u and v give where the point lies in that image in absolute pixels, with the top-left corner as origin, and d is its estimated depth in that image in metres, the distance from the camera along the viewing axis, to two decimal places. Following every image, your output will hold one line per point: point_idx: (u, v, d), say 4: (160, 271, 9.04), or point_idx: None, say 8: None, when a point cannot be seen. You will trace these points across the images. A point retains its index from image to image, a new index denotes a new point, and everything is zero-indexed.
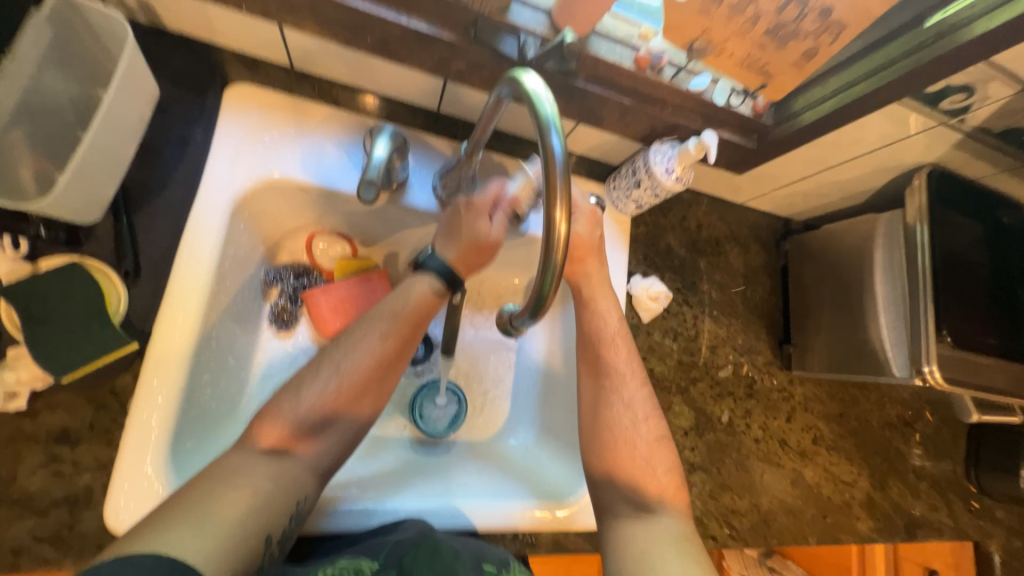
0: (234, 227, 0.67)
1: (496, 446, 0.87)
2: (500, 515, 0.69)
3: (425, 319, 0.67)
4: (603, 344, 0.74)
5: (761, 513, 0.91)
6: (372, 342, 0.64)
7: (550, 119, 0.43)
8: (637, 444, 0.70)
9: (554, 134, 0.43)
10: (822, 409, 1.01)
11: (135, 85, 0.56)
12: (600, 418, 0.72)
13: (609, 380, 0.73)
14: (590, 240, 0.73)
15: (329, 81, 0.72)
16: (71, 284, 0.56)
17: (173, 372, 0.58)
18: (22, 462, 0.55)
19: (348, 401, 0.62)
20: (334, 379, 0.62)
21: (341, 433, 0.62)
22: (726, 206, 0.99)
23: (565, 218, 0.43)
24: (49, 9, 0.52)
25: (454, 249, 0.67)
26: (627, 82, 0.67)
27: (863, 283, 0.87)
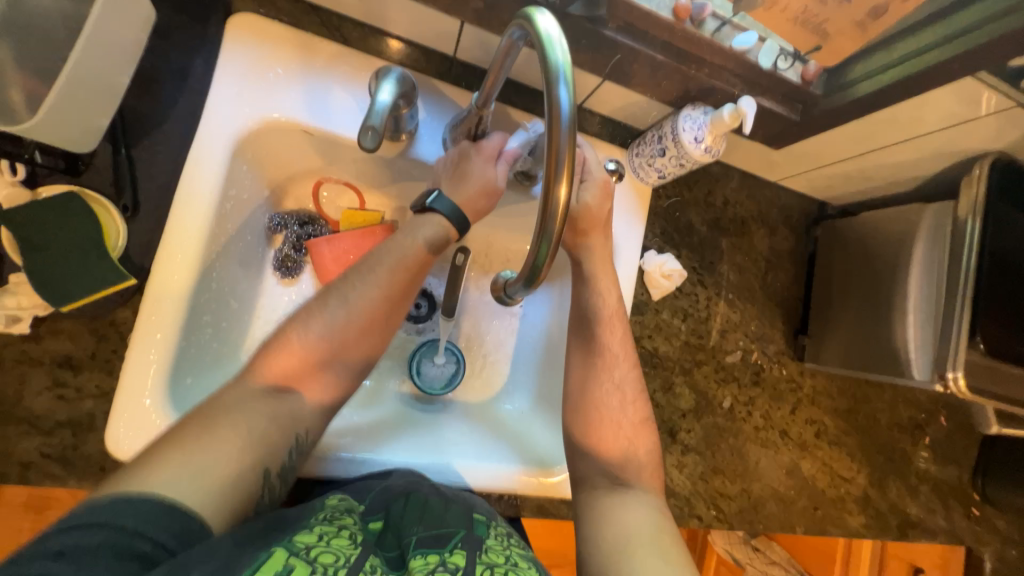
0: (237, 168, 0.65)
1: (491, 408, 0.86)
2: (487, 476, 0.70)
3: (428, 262, 0.65)
4: (601, 324, 0.71)
5: (751, 498, 0.91)
6: (378, 275, 0.63)
7: (560, 68, 0.39)
8: (620, 426, 0.69)
9: (562, 85, 0.39)
10: (831, 404, 0.98)
11: (128, 5, 0.53)
12: (593, 392, 0.70)
13: (603, 357, 0.71)
14: (598, 213, 0.69)
15: (338, 15, 0.67)
16: (70, 213, 0.55)
17: (171, 310, 0.59)
18: (28, 383, 0.57)
19: (348, 346, 0.62)
20: (341, 310, 0.62)
21: (329, 385, 0.62)
22: (758, 183, 0.92)
23: (566, 182, 0.40)
24: None
25: (462, 193, 0.65)
26: (663, 34, 0.61)
27: (899, 277, 0.81)
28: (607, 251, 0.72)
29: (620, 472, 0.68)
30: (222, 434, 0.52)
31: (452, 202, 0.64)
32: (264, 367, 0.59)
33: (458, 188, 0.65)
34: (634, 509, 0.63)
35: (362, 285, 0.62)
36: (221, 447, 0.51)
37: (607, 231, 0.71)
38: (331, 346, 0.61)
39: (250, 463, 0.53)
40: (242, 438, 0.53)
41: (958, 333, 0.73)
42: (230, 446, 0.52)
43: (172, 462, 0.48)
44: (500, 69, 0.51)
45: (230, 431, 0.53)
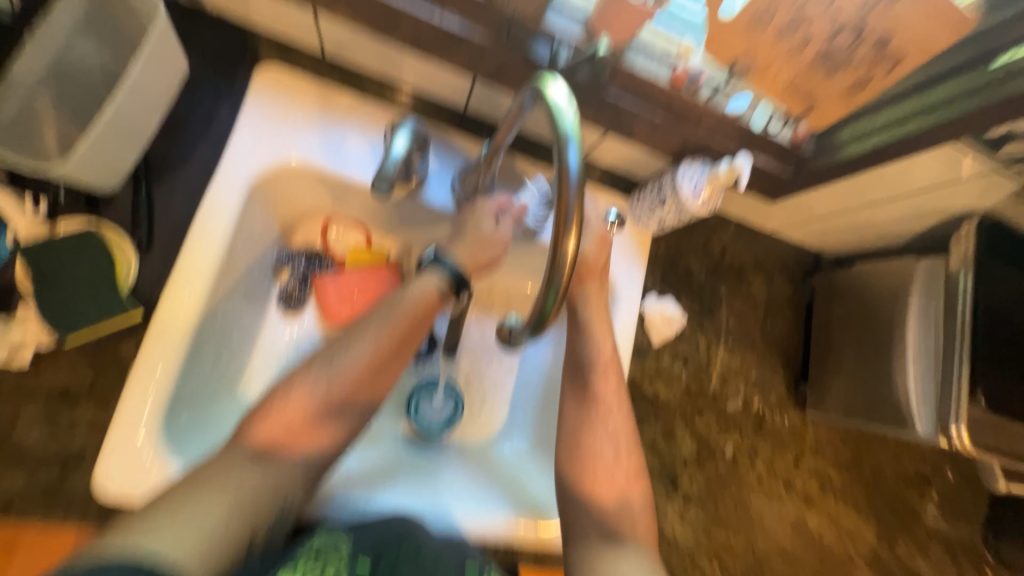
0: (251, 208, 0.67)
1: (488, 452, 0.85)
2: (481, 523, 0.69)
3: (428, 318, 0.65)
4: (597, 370, 0.71)
5: (755, 555, 0.87)
6: (374, 339, 0.63)
7: (569, 133, 0.42)
8: (615, 477, 0.68)
9: (571, 148, 0.42)
10: (835, 455, 0.96)
11: (165, 61, 0.56)
12: (585, 440, 0.69)
13: (598, 406, 0.70)
14: (594, 262, 0.72)
15: (357, 71, 0.71)
16: (83, 249, 0.57)
17: (173, 351, 0.59)
18: (22, 415, 0.56)
19: (340, 405, 0.61)
20: (332, 374, 0.61)
21: (321, 432, 0.60)
22: (754, 233, 0.94)
23: (573, 239, 0.42)
24: None
25: (460, 249, 0.67)
26: (661, 98, 0.65)
27: (899, 330, 0.82)
28: (601, 298, 0.73)
29: (614, 528, 0.66)
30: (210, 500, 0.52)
31: (455, 262, 0.66)
32: (260, 423, 0.59)
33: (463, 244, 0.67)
34: (629, 568, 0.61)
35: (363, 337, 0.63)
36: (210, 508, 0.52)
37: (601, 278, 0.73)
38: (325, 401, 0.60)
39: (239, 522, 0.53)
40: (231, 497, 0.53)
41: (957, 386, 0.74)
42: (218, 506, 0.52)
43: (157, 524, 0.49)
44: (511, 125, 0.54)
45: (219, 493, 0.53)
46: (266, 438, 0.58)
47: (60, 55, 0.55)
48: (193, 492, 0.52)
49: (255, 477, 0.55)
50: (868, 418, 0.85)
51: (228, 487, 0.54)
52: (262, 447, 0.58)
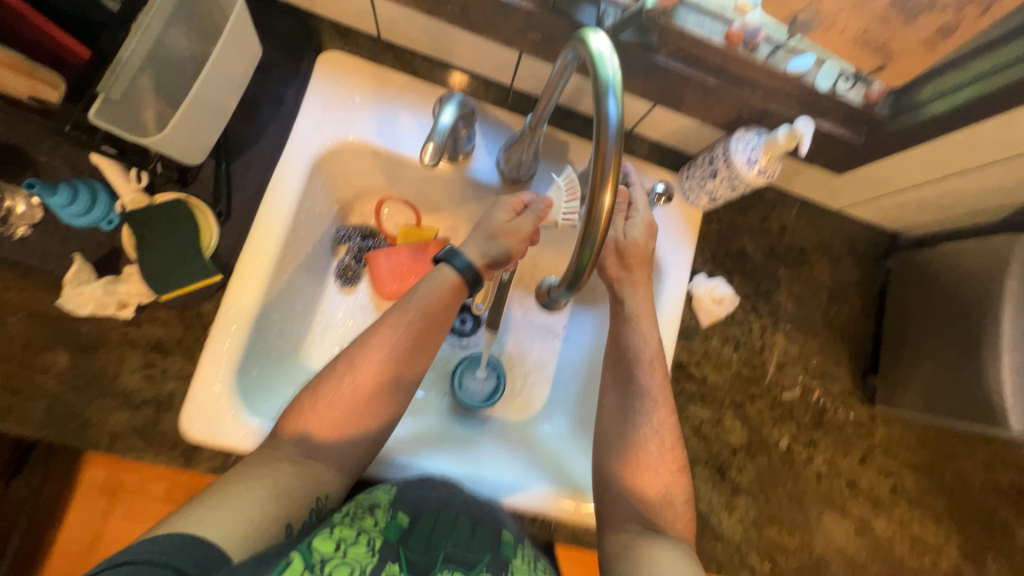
0: (314, 184, 0.72)
1: (529, 428, 0.86)
2: (523, 498, 0.70)
3: (443, 310, 0.66)
4: (642, 366, 0.70)
5: (811, 557, 0.82)
6: (394, 335, 0.65)
7: (611, 82, 0.41)
8: (659, 471, 0.67)
9: (611, 98, 0.41)
10: (912, 456, 0.87)
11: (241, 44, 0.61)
12: (624, 431, 0.68)
13: (639, 401, 0.69)
14: (642, 249, 0.71)
15: (412, 53, 0.75)
16: (175, 219, 0.62)
17: (243, 314, 0.65)
18: (125, 362, 0.63)
19: (365, 398, 0.63)
20: (347, 373, 0.63)
21: (366, 417, 0.63)
22: (816, 212, 0.89)
23: (611, 192, 0.41)
24: None
25: (478, 249, 0.67)
26: (714, 60, 0.62)
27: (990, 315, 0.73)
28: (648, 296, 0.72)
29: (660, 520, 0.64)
30: (257, 480, 0.54)
31: (469, 258, 0.66)
32: (295, 418, 0.61)
33: (473, 245, 0.67)
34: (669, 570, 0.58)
35: (379, 340, 0.64)
36: (249, 496, 0.53)
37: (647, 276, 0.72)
38: (345, 406, 0.62)
39: (280, 512, 0.54)
40: (270, 484, 0.55)
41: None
42: (258, 493, 0.53)
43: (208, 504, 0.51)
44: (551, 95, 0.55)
45: (263, 476, 0.55)
46: (300, 431, 0.60)
47: (155, 45, 0.59)
48: (232, 488, 0.53)
49: (295, 468, 0.57)
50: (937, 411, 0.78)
51: (273, 471, 0.56)
52: (302, 439, 0.60)
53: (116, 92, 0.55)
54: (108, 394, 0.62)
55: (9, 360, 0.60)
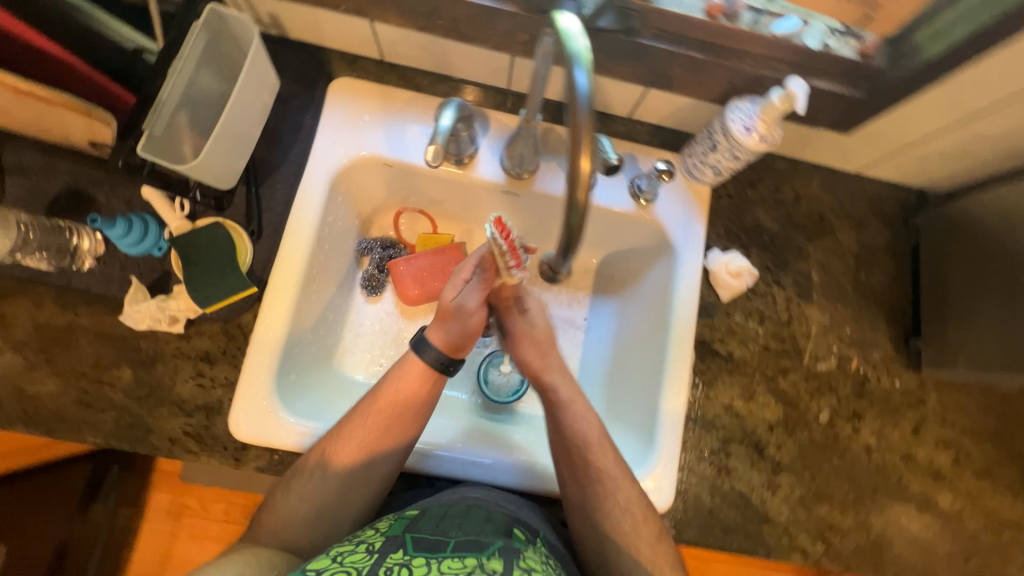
0: (334, 198, 0.78)
1: None
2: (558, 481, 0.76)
3: (407, 399, 0.69)
4: (593, 448, 0.71)
5: (870, 537, 0.77)
6: (364, 426, 0.67)
7: (577, 54, 0.44)
8: (637, 543, 0.69)
9: (578, 68, 0.44)
10: (969, 423, 0.82)
11: (258, 76, 0.65)
12: (593, 503, 0.70)
13: (600, 482, 0.70)
14: (543, 336, 0.75)
15: (414, 69, 0.81)
16: (214, 238, 0.69)
17: (276, 326, 0.71)
18: (179, 373, 0.69)
19: (339, 482, 0.66)
20: (322, 465, 0.66)
21: (343, 500, 0.67)
22: (832, 177, 0.87)
23: (589, 157, 0.44)
24: (203, 19, 0.59)
25: (443, 333, 0.69)
26: (697, 34, 0.64)
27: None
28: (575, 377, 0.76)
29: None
30: (238, 560, 0.59)
31: (431, 349, 0.69)
32: (272, 510, 0.66)
33: (433, 335, 0.69)
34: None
35: (351, 430, 0.67)
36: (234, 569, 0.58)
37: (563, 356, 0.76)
38: (316, 504, 0.66)
39: None
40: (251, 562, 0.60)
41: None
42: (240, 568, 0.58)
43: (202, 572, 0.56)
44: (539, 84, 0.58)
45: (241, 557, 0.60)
46: (282, 518, 0.65)
47: (190, 79, 0.61)
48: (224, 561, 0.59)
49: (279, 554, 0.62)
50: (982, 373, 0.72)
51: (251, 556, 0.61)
52: (280, 528, 0.65)
53: (157, 125, 0.58)
54: (166, 402, 0.69)
55: (83, 377, 0.68)
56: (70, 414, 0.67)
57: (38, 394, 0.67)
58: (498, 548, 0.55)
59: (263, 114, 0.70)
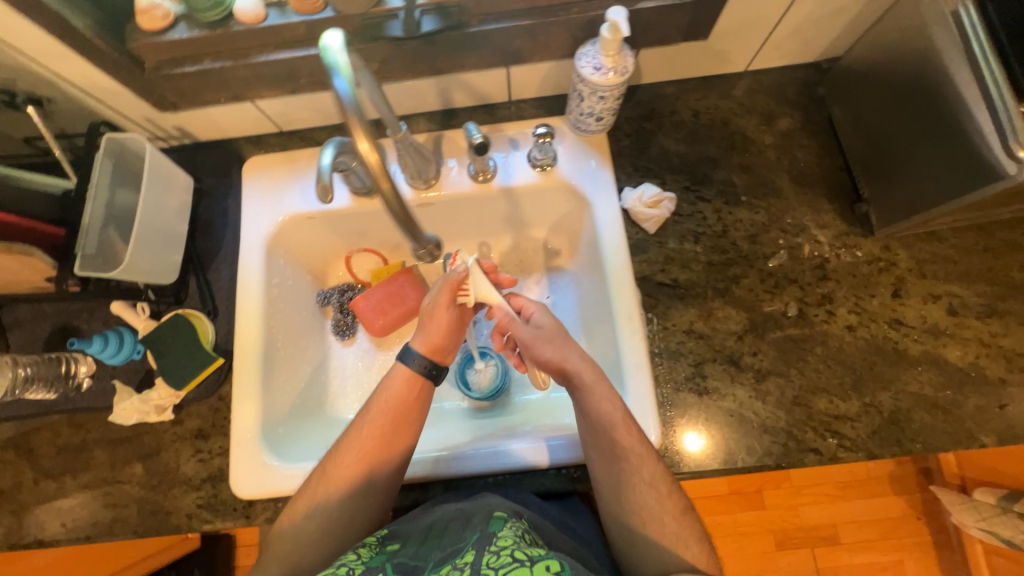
0: (275, 261, 0.86)
1: (549, 399, 0.91)
2: (541, 454, 0.77)
3: (401, 405, 0.71)
4: (619, 428, 0.67)
5: (883, 415, 0.72)
6: (359, 438, 0.69)
7: (334, 65, 0.45)
8: (663, 520, 0.64)
9: (339, 78, 0.45)
10: (952, 269, 0.77)
11: (164, 179, 0.72)
12: (625, 488, 0.66)
13: (628, 461, 0.66)
14: (557, 328, 0.74)
15: (309, 128, 0.89)
16: (175, 328, 0.76)
17: (248, 389, 0.77)
18: (181, 454, 0.76)
19: (343, 503, 0.67)
20: (327, 485, 0.67)
21: (346, 523, 0.67)
22: (724, 82, 0.87)
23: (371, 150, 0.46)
24: (104, 146, 0.67)
25: (424, 340, 0.73)
26: (518, 4, 0.69)
27: (947, 76, 0.61)
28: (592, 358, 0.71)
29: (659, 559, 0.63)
30: None
31: (417, 354, 0.73)
32: (279, 544, 0.65)
33: (418, 340, 0.74)
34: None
35: (349, 444, 0.69)
36: None
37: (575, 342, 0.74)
38: (322, 529, 0.66)
39: None
40: None
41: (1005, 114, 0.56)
42: None
43: None
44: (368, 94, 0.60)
45: None
46: (296, 550, 0.65)
47: (109, 201, 0.68)
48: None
49: None
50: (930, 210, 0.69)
51: None
52: (294, 561, 0.64)
53: (89, 246, 0.66)
54: (177, 483, 0.76)
55: (104, 482, 0.76)
56: (101, 517, 0.75)
57: (71, 507, 0.75)
58: (473, 541, 0.57)
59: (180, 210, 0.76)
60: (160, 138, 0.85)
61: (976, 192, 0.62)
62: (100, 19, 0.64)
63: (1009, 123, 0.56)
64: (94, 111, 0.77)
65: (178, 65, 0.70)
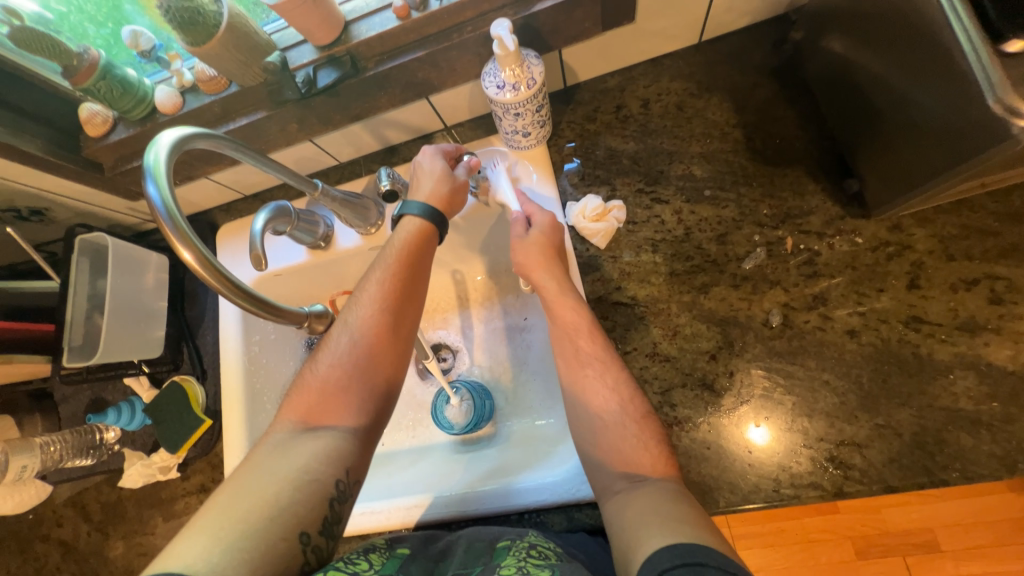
0: (253, 320, 0.89)
1: (530, 428, 0.88)
2: (503, 498, 0.72)
3: (413, 250, 0.68)
4: (582, 337, 0.64)
5: (904, 439, 0.59)
6: (371, 291, 0.67)
7: (148, 169, 0.45)
8: (626, 426, 0.58)
9: (151, 182, 0.45)
10: (994, 245, 0.61)
11: (130, 264, 0.82)
12: (578, 399, 0.62)
13: (593, 369, 0.62)
14: (549, 243, 0.70)
15: (267, 189, 0.92)
16: (169, 395, 0.85)
17: (234, 448, 0.83)
18: (189, 507, 0.85)
19: (357, 362, 0.64)
20: (345, 340, 0.65)
21: (348, 393, 0.63)
22: (676, 60, 0.76)
23: (185, 243, 0.45)
24: (79, 245, 0.78)
25: (423, 193, 0.72)
26: (410, 37, 0.66)
27: (927, 10, 0.47)
28: (564, 273, 0.68)
29: (601, 485, 0.58)
30: (265, 483, 0.53)
31: (422, 203, 0.70)
32: (290, 406, 0.62)
33: (421, 192, 0.72)
34: (648, 497, 0.51)
35: (362, 301, 0.67)
36: (250, 499, 0.51)
37: (560, 263, 0.69)
38: (335, 384, 0.63)
39: (270, 521, 0.50)
40: (271, 490, 0.52)
41: (977, 63, 0.44)
42: (255, 498, 0.51)
43: (207, 528, 0.48)
44: (260, 168, 0.59)
45: (265, 478, 0.54)
46: (302, 416, 0.61)
47: (90, 291, 0.80)
48: (257, 466, 0.55)
49: (301, 450, 0.57)
50: (929, 186, 0.55)
51: (277, 468, 0.55)
52: (305, 422, 0.61)
53: (78, 337, 0.78)
54: None
55: (135, 534, 0.86)
56: (136, 564, 0.85)
57: (112, 556, 0.87)
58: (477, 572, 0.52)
59: (157, 287, 0.86)
60: (145, 221, 0.93)
61: (981, 158, 0.48)
62: (55, 138, 0.71)
63: (983, 71, 0.44)
64: (83, 210, 0.85)
65: (128, 161, 0.76)
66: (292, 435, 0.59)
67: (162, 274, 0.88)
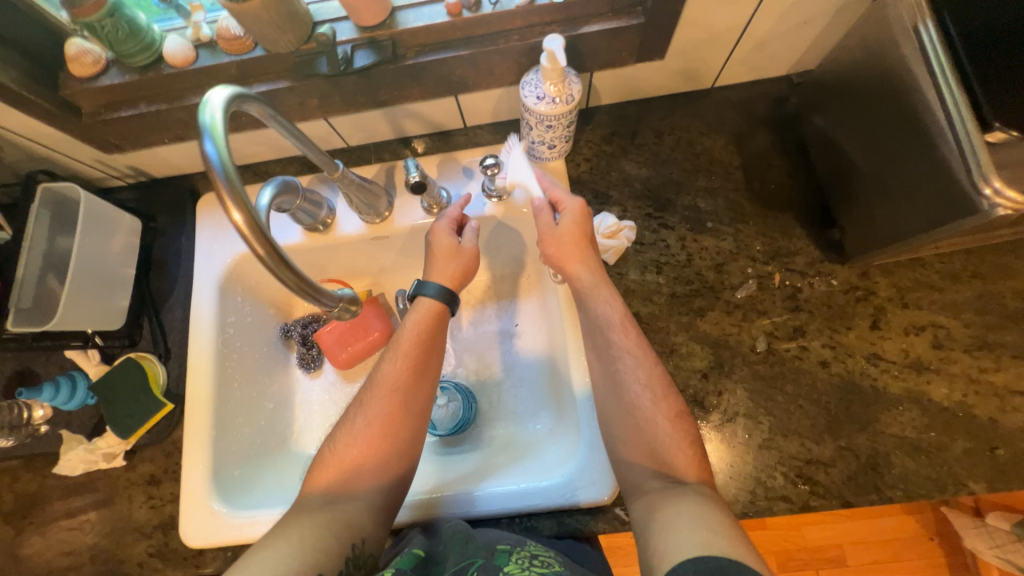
0: (230, 300, 0.82)
1: (517, 433, 0.88)
2: (498, 500, 0.72)
3: (431, 334, 0.69)
4: (614, 328, 0.66)
5: (860, 460, 0.67)
6: (386, 369, 0.67)
7: (205, 126, 0.43)
8: (659, 422, 0.61)
9: (207, 140, 0.43)
10: (938, 298, 0.71)
11: (100, 224, 0.74)
12: (619, 394, 0.64)
13: (625, 359, 0.64)
14: (580, 232, 0.70)
15: (263, 162, 0.87)
16: (127, 373, 0.76)
17: (201, 442, 0.75)
18: (133, 500, 0.76)
19: (376, 441, 0.63)
20: (362, 420, 0.64)
21: (369, 467, 0.62)
22: (691, 100, 0.82)
23: (238, 205, 0.43)
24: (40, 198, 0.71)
25: (435, 267, 0.72)
26: (456, 34, 0.66)
27: (913, 98, 0.56)
28: (598, 264, 0.70)
29: (632, 483, 0.61)
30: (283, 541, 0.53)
31: (437, 284, 0.70)
32: (310, 483, 0.62)
33: (433, 270, 0.72)
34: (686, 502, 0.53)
35: (378, 382, 0.66)
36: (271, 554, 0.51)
37: (592, 250, 0.70)
38: (352, 462, 0.62)
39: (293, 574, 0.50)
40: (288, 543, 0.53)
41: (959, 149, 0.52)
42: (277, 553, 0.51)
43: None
44: (290, 141, 0.56)
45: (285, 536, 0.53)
46: (325, 487, 0.61)
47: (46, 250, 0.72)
48: (275, 536, 0.54)
49: (324, 517, 0.57)
50: (898, 243, 0.64)
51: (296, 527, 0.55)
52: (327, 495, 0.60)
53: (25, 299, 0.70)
54: (127, 530, 0.75)
55: (59, 529, 0.75)
56: (56, 563, 0.74)
57: (27, 554, 0.75)
58: (478, 567, 0.54)
59: (124, 253, 0.78)
60: (113, 177, 0.84)
61: (947, 226, 0.56)
62: (30, 70, 0.63)
63: (972, 154, 0.51)
64: (42, 154, 0.75)
65: (115, 109, 0.68)
66: (313, 506, 0.59)
67: (132, 239, 0.79)
